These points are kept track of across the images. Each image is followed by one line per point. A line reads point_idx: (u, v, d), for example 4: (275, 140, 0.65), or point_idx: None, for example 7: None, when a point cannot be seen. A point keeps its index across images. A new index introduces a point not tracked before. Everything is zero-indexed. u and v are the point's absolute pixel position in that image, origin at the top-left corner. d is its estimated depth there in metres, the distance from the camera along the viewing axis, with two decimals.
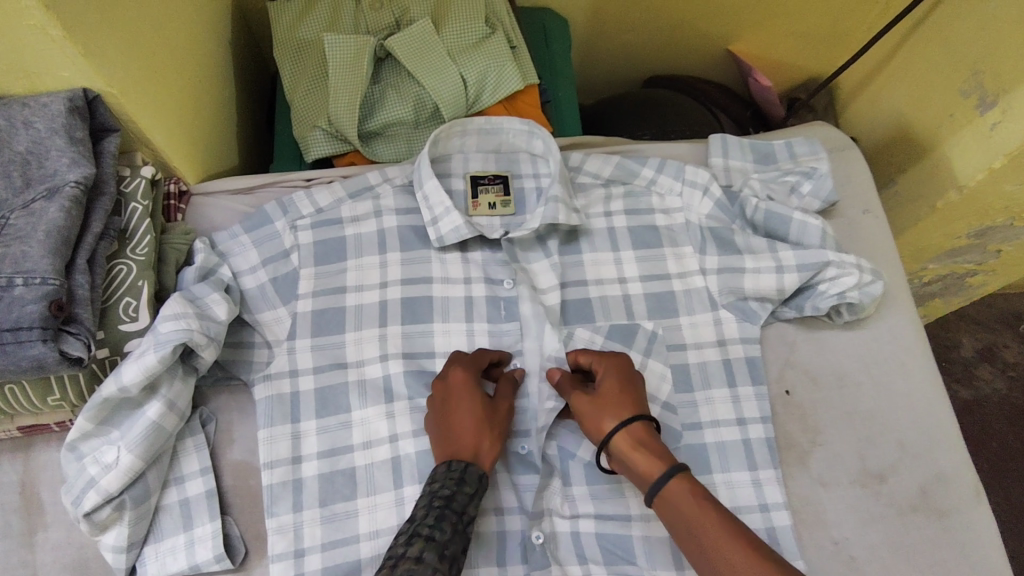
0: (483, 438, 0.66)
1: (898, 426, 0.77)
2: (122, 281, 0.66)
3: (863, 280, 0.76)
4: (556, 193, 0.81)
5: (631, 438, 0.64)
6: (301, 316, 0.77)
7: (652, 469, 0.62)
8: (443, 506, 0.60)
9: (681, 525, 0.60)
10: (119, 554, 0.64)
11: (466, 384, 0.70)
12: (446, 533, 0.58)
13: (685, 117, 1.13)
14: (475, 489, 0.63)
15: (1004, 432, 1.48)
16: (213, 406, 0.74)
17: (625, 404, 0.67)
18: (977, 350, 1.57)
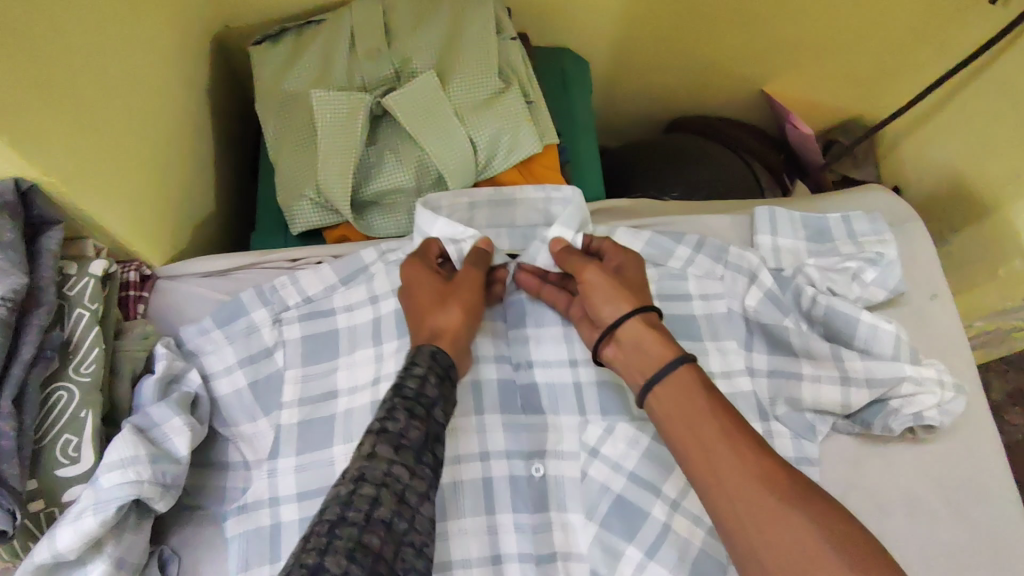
0: (440, 314, 0.62)
1: (980, 564, 0.66)
2: (62, 412, 0.54)
3: (944, 397, 0.66)
4: (551, 237, 0.72)
5: (629, 328, 0.60)
6: (286, 431, 0.66)
7: (655, 357, 0.58)
8: (393, 397, 0.54)
9: (676, 434, 0.54)
10: None
11: (421, 270, 0.66)
12: (403, 423, 0.52)
13: (716, 169, 1.02)
14: (441, 381, 0.57)
15: None
16: (176, 542, 0.62)
17: (615, 285, 0.63)
18: (1006, 392, 1.47)
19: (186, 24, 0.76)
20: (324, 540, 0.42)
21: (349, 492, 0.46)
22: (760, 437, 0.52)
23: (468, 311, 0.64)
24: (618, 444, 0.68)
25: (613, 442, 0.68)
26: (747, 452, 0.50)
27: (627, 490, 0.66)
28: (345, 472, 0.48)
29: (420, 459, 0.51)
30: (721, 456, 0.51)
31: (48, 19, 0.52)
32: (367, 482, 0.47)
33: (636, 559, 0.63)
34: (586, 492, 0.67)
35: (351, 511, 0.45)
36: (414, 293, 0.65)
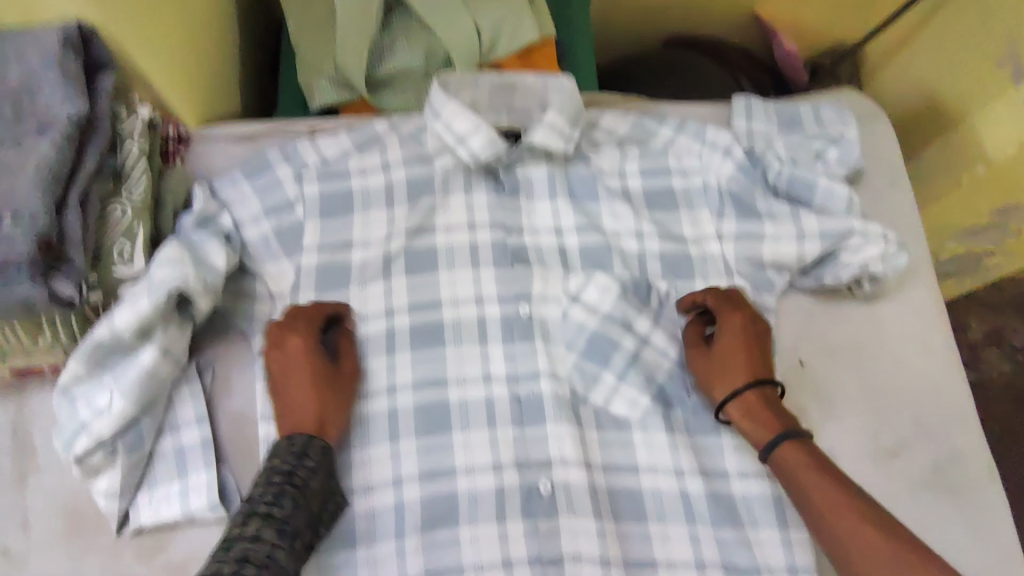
0: (336, 417, 0.66)
1: (915, 403, 0.76)
2: (118, 222, 0.63)
3: (889, 251, 0.73)
4: (547, 120, 0.79)
5: (750, 401, 0.67)
6: (306, 271, 0.74)
7: (777, 430, 0.65)
8: (283, 482, 0.58)
9: (799, 496, 0.62)
10: (111, 500, 0.63)
11: (309, 334, 0.67)
12: (287, 511, 0.57)
13: (697, 72, 1.10)
14: (320, 462, 0.62)
15: (1008, 415, 1.47)
16: (211, 355, 0.72)
17: (756, 358, 0.69)
18: (985, 333, 1.55)
19: None
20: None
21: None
22: (871, 502, 0.60)
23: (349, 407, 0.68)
24: (596, 292, 0.77)
25: (592, 289, 0.77)
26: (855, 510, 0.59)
27: (599, 328, 0.76)
28: (226, 553, 0.53)
29: (296, 547, 0.57)
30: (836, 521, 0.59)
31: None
32: (248, 565, 0.52)
33: (611, 380, 0.74)
34: (566, 332, 0.77)
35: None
36: (297, 372, 0.66)
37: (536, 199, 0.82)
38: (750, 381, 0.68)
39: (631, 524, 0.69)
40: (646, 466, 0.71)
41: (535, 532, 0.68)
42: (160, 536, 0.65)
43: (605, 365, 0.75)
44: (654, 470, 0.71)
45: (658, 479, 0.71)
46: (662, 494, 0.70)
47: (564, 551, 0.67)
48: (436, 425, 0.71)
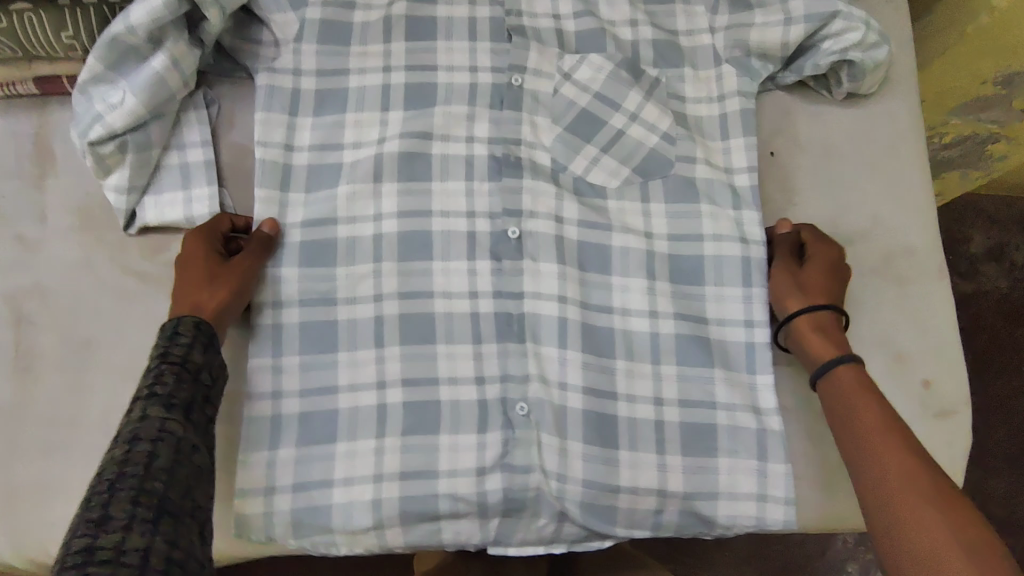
0: (211, 291, 0.65)
1: (876, 200, 0.79)
2: None
3: (870, 39, 0.76)
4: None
5: (824, 320, 0.69)
6: (310, 23, 0.78)
7: (834, 355, 0.66)
8: (160, 363, 0.59)
9: (844, 412, 0.63)
10: (121, 195, 0.69)
11: (201, 236, 0.68)
12: (170, 385, 0.57)
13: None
14: (199, 335, 0.62)
15: (996, 327, 1.48)
16: (217, 92, 0.77)
17: (822, 286, 0.70)
18: (986, 248, 1.54)
19: None
20: (103, 498, 0.49)
21: (122, 458, 0.51)
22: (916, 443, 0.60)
23: (235, 289, 0.66)
24: (588, 71, 0.80)
25: (584, 68, 0.80)
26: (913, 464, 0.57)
27: (589, 106, 0.79)
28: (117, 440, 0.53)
29: (189, 418, 0.57)
30: (884, 460, 0.58)
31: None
32: (140, 441, 0.53)
33: (592, 152, 0.78)
34: (554, 106, 0.79)
35: (128, 469, 0.50)
36: (188, 265, 0.67)
37: None
38: (823, 303, 0.69)
39: (594, 275, 0.75)
40: (618, 223, 0.76)
41: (499, 272, 0.74)
42: (164, 237, 0.72)
43: (588, 138, 0.78)
44: (625, 232, 0.76)
45: (627, 239, 0.76)
46: (628, 249, 0.75)
47: (525, 290, 0.74)
48: (419, 174, 0.76)
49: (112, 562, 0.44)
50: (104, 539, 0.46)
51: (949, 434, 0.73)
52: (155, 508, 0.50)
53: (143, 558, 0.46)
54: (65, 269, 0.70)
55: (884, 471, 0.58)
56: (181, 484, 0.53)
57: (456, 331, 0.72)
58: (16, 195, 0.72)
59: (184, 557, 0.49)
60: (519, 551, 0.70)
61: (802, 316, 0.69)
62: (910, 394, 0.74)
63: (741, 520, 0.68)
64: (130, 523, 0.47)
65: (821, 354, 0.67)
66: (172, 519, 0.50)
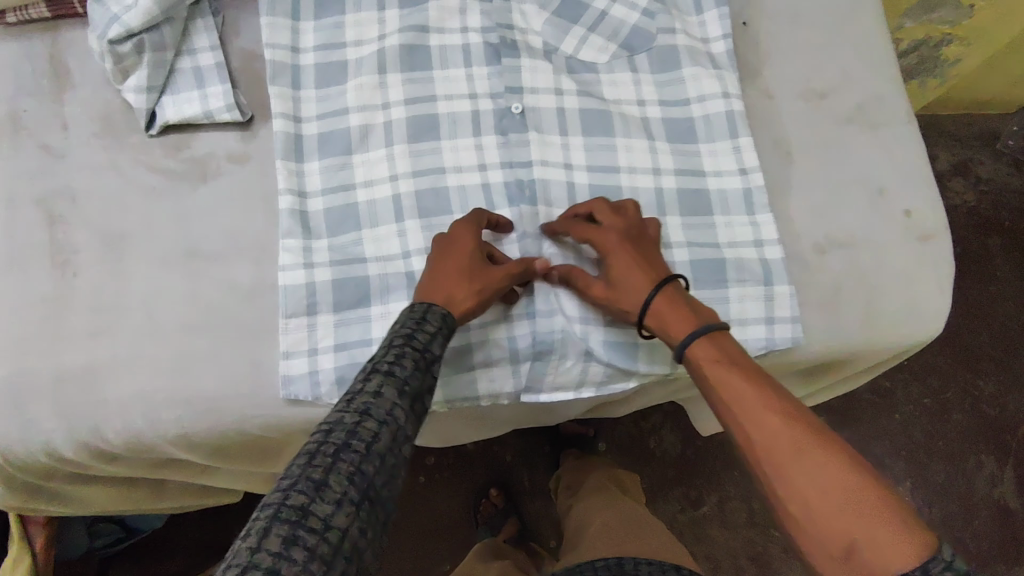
0: (464, 290, 0.65)
1: (844, 57, 0.85)
2: None
3: None
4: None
5: (658, 310, 0.66)
6: None
7: (693, 323, 0.64)
8: (404, 344, 0.59)
9: (710, 396, 0.62)
10: (140, 95, 0.73)
11: (470, 235, 0.68)
12: (409, 368, 0.57)
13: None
14: (440, 331, 0.62)
15: (968, 239, 1.56)
16: (220, 4, 0.80)
17: (655, 261, 0.69)
18: (951, 164, 1.63)
19: None
20: (327, 464, 0.50)
21: (351, 425, 0.52)
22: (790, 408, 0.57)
23: (486, 297, 0.67)
24: None
25: None
26: (779, 409, 0.57)
27: None
28: (349, 405, 0.54)
29: (413, 409, 0.57)
30: (750, 425, 0.58)
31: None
32: (370, 417, 0.54)
33: (580, 32, 0.83)
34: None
35: (353, 445, 0.51)
36: (444, 258, 0.67)
37: None
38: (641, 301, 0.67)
39: (599, 140, 0.79)
40: (611, 96, 0.81)
41: (506, 145, 0.78)
42: (182, 135, 0.75)
43: (576, 21, 0.83)
44: (619, 103, 0.81)
45: (622, 109, 0.81)
46: (627, 118, 0.80)
47: (533, 158, 0.78)
48: (420, 65, 0.80)
49: (319, 534, 0.46)
50: (318, 505, 0.48)
51: (934, 255, 0.78)
52: (363, 490, 0.50)
53: (340, 538, 0.47)
54: (93, 171, 0.73)
55: (752, 437, 0.57)
56: (387, 470, 0.53)
57: (470, 201, 0.76)
58: (36, 110, 0.75)
59: (368, 545, 0.50)
60: (551, 396, 0.74)
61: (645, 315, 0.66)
62: (894, 221, 0.79)
63: (752, 344, 0.73)
64: (342, 499, 0.49)
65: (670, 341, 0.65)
66: (370, 506, 0.51)
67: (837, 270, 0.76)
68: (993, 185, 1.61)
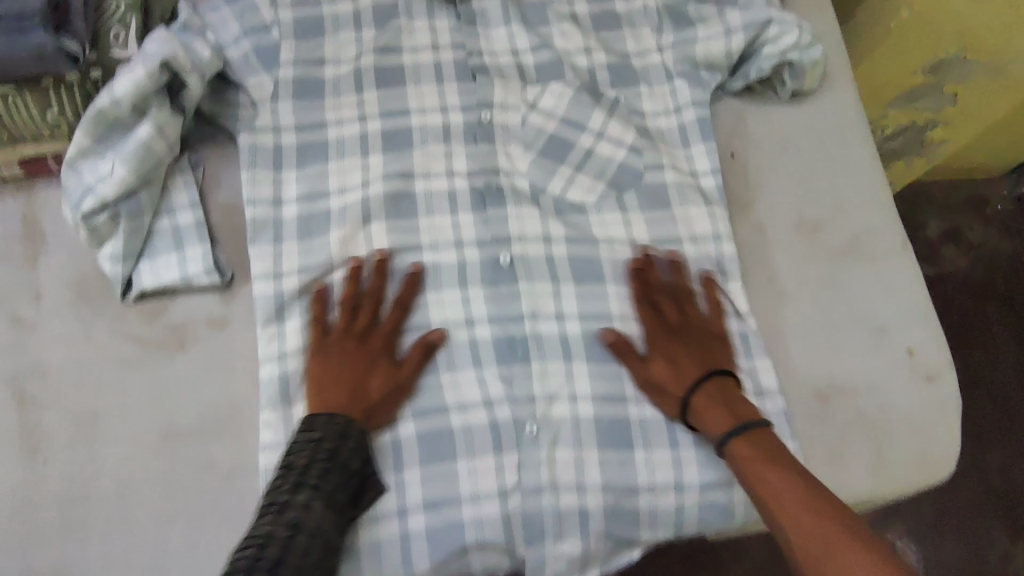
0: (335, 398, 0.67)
1: (835, 185, 0.83)
2: (111, 10, 0.72)
3: (802, 39, 0.81)
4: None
5: (710, 391, 0.68)
6: (284, 82, 0.82)
7: (730, 422, 0.66)
8: (325, 457, 0.62)
9: (750, 487, 0.63)
10: (116, 263, 0.70)
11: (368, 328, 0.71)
12: (330, 482, 0.62)
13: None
14: (357, 445, 0.66)
15: (967, 308, 1.49)
16: (203, 154, 0.80)
17: (718, 352, 0.72)
18: (942, 231, 1.58)
19: None
20: None
21: (287, 543, 0.56)
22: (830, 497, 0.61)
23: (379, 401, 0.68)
24: (551, 99, 0.84)
25: (548, 97, 0.84)
26: (804, 499, 0.60)
27: (557, 130, 0.83)
28: (280, 518, 0.57)
29: (339, 519, 0.62)
30: (799, 511, 0.60)
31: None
32: (302, 532, 0.57)
33: (567, 171, 0.82)
34: (524, 135, 0.83)
35: (289, 565, 0.55)
36: (334, 353, 0.69)
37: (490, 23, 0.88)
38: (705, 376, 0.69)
39: (588, 285, 0.77)
40: (602, 237, 0.79)
41: (495, 296, 0.76)
42: (160, 300, 0.73)
43: (562, 160, 0.82)
44: (611, 244, 0.79)
45: (613, 250, 0.79)
46: (618, 262, 0.78)
47: (524, 311, 0.75)
48: (405, 212, 0.78)
49: None
50: None
51: (938, 397, 0.75)
52: None
53: None
54: (66, 343, 0.71)
55: (800, 526, 0.59)
56: None
57: (458, 358, 0.73)
58: (9, 278, 0.73)
59: None
60: None
61: (699, 396, 0.68)
62: (896, 362, 0.76)
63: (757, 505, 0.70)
64: None
65: (718, 428, 0.66)
66: None
67: (841, 420, 0.73)
68: (986, 251, 1.56)
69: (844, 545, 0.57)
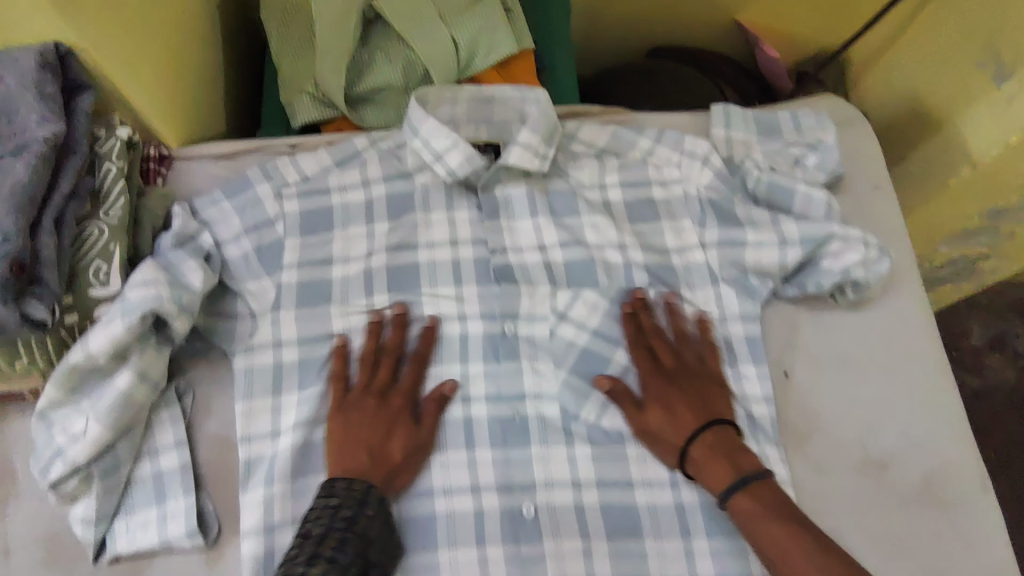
0: (356, 456, 0.65)
1: (902, 413, 0.74)
2: (94, 243, 0.63)
3: (870, 257, 0.73)
4: (522, 139, 0.77)
5: (712, 441, 0.66)
6: (287, 287, 0.75)
7: (729, 475, 0.64)
8: (346, 529, 0.57)
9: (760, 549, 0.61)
10: (88, 527, 0.62)
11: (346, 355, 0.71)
12: (349, 554, 0.55)
13: (670, 46, 1.20)
14: (378, 512, 0.60)
15: (1015, 422, 1.36)
16: (191, 377, 0.71)
17: (710, 398, 0.69)
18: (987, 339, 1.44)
19: None
20: None
21: None
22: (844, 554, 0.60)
23: (392, 425, 0.67)
24: (583, 309, 0.76)
25: (579, 305, 0.76)
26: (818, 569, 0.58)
27: (589, 344, 0.75)
28: None
29: None
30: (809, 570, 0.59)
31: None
32: None
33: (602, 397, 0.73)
34: (553, 349, 0.75)
35: None
36: (348, 416, 0.67)
37: (514, 215, 0.81)
38: (704, 425, 0.66)
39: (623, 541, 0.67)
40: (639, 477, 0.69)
41: (517, 559, 0.66)
42: (136, 563, 0.64)
43: None
44: (650, 488, 0.69)
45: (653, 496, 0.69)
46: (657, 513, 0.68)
47: None
48: None
49: None
50: None
51: None
52: None
53: None
54: None
55: None
56: None
57: None
58: None
59: None
60: None
61: (698, 442, 0.66)
62: None
63: None
64: None
65: (718, 482, 0.64)
66: None
67: None
68: None
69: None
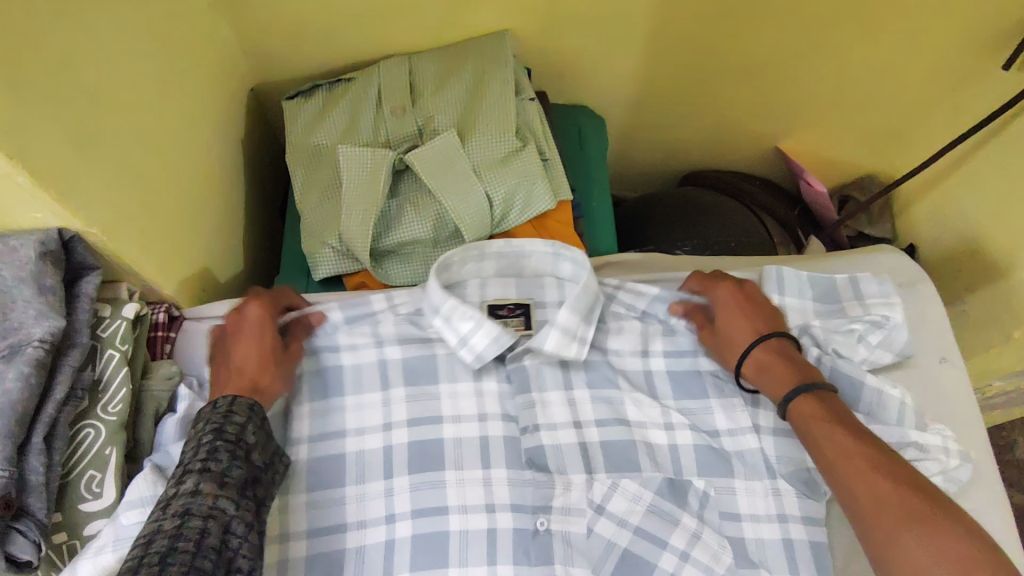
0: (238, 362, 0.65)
1: None
2: (88, 448, 0.58)
3: (949, 464, 0.67)
4: (560, 322, 0.72)
5: (778, 349, 0.69)
6: (299, 467, 0.68)
7: (794, 382, 0.65)
8: (214, 440, 0.56)
9: (811, 447, 0.62)
10: None
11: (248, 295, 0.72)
12: (224, 461, 0.55)
13: (705, 178, 1.18)
14: (249, 417, 0.59)
15: None
16: None
17: (762, 319, 0.72)
18: None
19: (223, 82, 0.82)
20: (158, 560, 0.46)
21: (174, 529, 0.49)
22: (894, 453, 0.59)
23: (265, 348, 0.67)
24: (623, 502, 0.69)
25: (618, 498, 0.69)
26: (881, 473, 0.57)
27: (631, 546, 0.67)
28: (164, 511, 0.51)
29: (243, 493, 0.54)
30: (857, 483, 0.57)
31: (80, 63, 0.55)
32: (193, 514, 0.50)
33: None
34: (590, 549, 0.67)
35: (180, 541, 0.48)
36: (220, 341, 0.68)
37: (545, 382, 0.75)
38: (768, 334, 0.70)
39: None
40: None
41: None
42: None
43: None
44: None
45: None
46: None
47: None
48: None
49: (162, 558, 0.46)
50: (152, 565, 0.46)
51: None
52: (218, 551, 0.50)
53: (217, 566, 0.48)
54: None
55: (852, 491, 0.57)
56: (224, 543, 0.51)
57: None
58: None
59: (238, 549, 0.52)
60: None
61: (756, 348, 0.69)
62: None
63: None
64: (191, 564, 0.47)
65: (778, 385, 0.66)
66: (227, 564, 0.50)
67: None
68: None
69: (896, 502, 0.55)
